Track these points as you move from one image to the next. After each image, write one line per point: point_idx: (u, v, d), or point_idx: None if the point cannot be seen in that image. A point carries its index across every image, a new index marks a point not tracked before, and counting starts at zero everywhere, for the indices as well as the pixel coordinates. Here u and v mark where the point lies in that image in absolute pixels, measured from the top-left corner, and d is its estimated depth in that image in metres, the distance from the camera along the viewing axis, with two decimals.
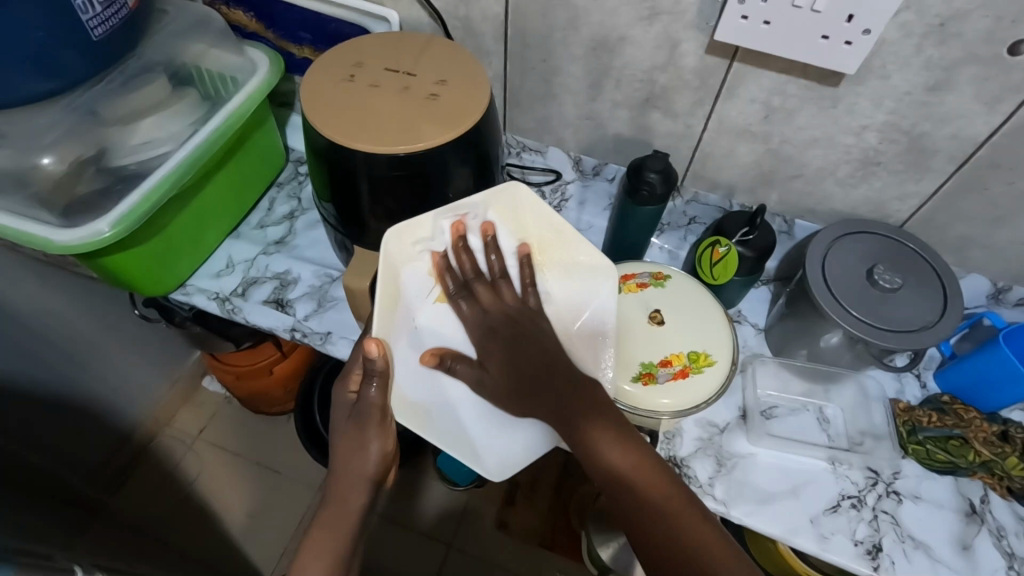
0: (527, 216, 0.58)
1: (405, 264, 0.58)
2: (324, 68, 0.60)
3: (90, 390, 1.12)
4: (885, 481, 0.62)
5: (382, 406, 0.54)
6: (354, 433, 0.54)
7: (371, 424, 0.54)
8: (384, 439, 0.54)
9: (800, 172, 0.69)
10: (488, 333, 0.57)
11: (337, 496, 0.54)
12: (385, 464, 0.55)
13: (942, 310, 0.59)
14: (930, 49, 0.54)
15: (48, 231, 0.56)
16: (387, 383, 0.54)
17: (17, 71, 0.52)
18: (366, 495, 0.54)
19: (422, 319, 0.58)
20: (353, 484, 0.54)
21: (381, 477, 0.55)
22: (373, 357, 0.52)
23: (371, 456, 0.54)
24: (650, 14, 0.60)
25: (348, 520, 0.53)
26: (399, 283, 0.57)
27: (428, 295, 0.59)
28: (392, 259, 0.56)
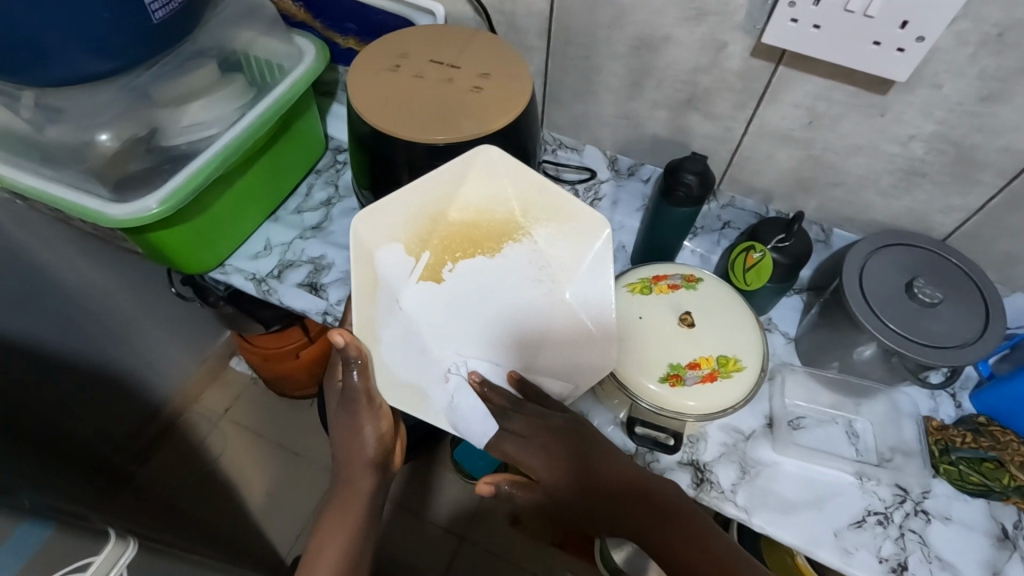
0: (501, 177, 0.56)
1: (381, 247, 0.55)
2: (371, 58, 0.61)
3: (124, 363, 1.16)
4: (914, 499, 0.61)
5: (367, 391, 0.53)
6: (350, 418, 0.55)
7: (362, 408, 0.54)
8: (378, 422, 0.56)
9: (842, 180, 0.68)
10: (545, 456, 0.54)
11: (347, 479, 0.56)
12: (384, 445, 0.57)
13: (984, 328, 0.57)
14: (986, 59, 0.53)
15: (100, 205, 0.59)
16: (368, 368, 0.53)
17: (80, 50, 0.54)
18: (373, 476, 0.57)
19: (405, 299, 0.57)
20: (358, 468, 0.56)
21: (383, 458, 0.58)
22: (342, 347, 0.50)
23: (368, 438, 0.56)
24: (697, 14, 0.60)
25: (359, 500, 0.55)
26: (376, 269, 0.55)
27: (411, 275, 0.57)
28: (366, 246, 0.53)
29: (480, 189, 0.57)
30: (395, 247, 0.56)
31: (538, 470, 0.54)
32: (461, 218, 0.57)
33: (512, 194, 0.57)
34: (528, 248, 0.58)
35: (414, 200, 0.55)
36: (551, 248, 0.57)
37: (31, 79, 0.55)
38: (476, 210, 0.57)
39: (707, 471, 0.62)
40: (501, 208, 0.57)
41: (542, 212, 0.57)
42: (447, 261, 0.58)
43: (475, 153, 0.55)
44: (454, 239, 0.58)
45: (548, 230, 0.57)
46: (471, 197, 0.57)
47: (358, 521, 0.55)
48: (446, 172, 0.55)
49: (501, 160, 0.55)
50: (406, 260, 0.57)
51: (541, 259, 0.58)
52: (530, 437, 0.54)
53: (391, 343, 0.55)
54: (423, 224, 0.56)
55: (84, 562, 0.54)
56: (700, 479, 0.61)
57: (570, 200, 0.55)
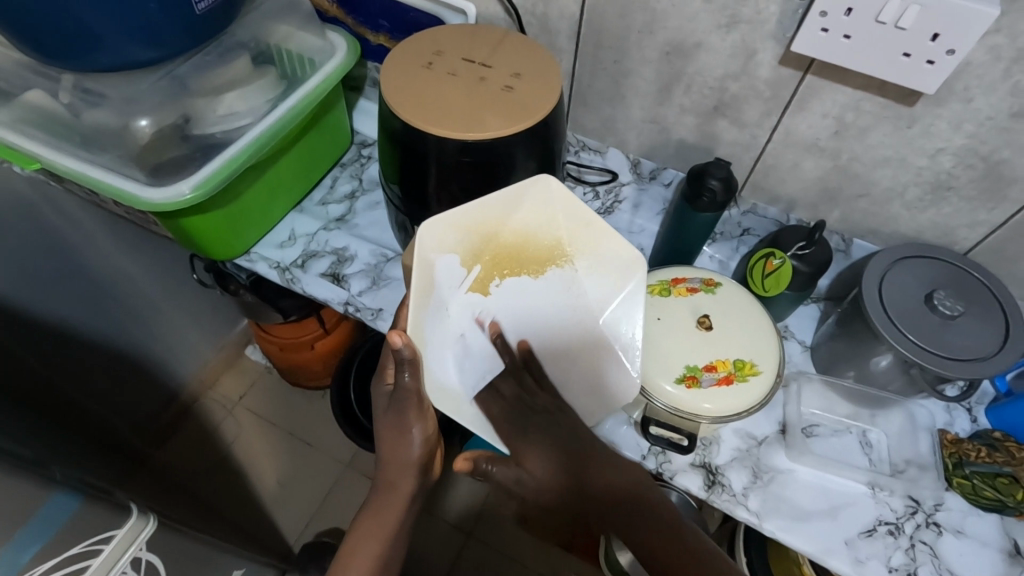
0: (556, 207, 0.57)
1: (438, 256, 0.55)
2: (404, 55, 0.62)
3: (145, 345, 1.18)
4: (925, 511, 0.61)
5: (418, 392, 0.54)
6: (396, 420, 0.56)
7: (410, 410, 0.55)
8: (425, 425, 0.56)
9: (866, 191, 0.68)
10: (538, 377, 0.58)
11: (387, 482, 0.57)
12: (428, 448, 0.58)
13: (1002, 342, 0.58)
14: (1019, 74, 0.53)
15: (137, 188, 0.60)
16: (419, 370, 0.53)
17: (127, 38, 0.55)
18: (413, 480, 0.57)
19: (452, 309, 0.57)
20: (400, 471, 0.57)
21: (425, 462, 0.58)
22: (398, 348, 0.50)
23: (413, 441, 0.56)
24: (729, 22, 0.60)
25: (397, 505, 0.57)
26: (432, 276, 0.55)
27: (461, 285, 0.57)
28: (424, 253, 0.54)
29: (535, 214, 0.57)
30: (450, 257, 0.56)
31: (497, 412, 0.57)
32: (514, 238, 0.57)
33: (564, 223, 0.57)
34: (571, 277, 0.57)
35: (472, 215, 0.56)
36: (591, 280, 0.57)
37: (78, 65, 0.57)
38: (529, 233, 0.57)
39: (719, 474, 0.62)
40: (550, 235, 0.58)
41: (587, 243, 0.57)
42: (495, 277, 0.57)
43: (535, 182, 0.56)
44: (507, 258, 0.57)
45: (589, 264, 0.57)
46: (525, 219, 0.57)
47: (395, 524, 0.57)
48: (505, 195, 0.56)
49: (562, 190, 0.56)
50: (458, 270, 0.56)
51: (578, 288, 0.57)
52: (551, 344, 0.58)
53: (437, 350, 0.56)
54: (478, 240, 0.56)
55: (107, 534, 0.57)
56: (712, 482, 0.61)
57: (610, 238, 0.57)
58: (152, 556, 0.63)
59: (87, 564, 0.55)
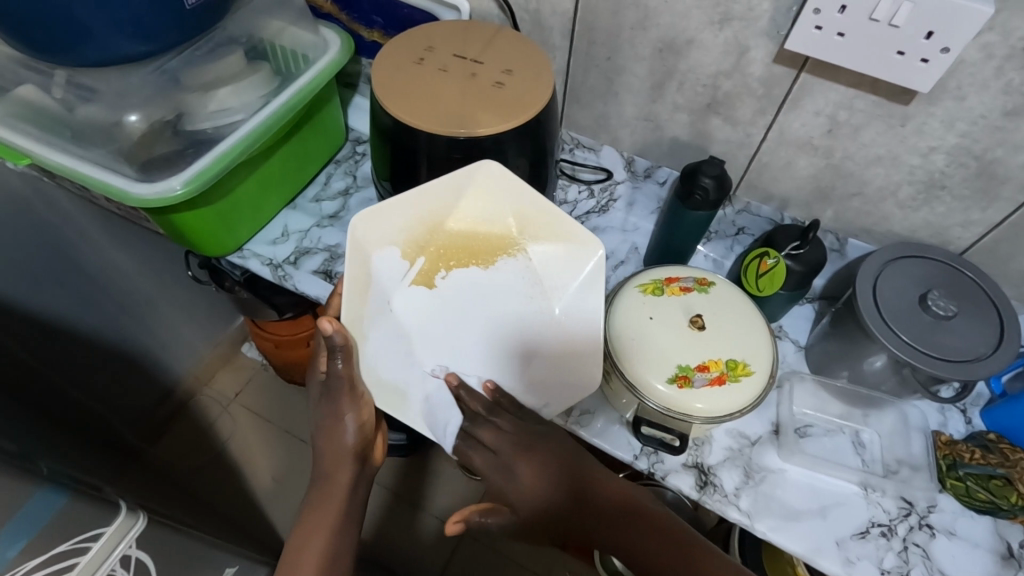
0: (500, 194, 0.59)
1: (379, 249, 0.59)
2: (396, 50, 0.62)
3: (140, 341, 1.18)
4: (919, 513, 0.60)
5: (351, 377, 0.54)
6: (330, 407, 0.55)
7: (342, 396, 0.55)
8: (358, 410, 0.55)
9: (860, 190, 0.68)
10: (507, 473, 0.53)
11: (326, 472, 0.55)
12: (365, 435, 0.56)
13: (997, 343, 0.57)
14: (1011, 72, 0.52)
15: (127, 183, 0.60)
16: (351, 354, 0.53)
17: (116, 32, 0.55)
18: (352, 468, 0.55)
19: (396, 301, 0.60)
20: (337, 460, 0.55)
21: (363, 450, 0.56)
22: (329, 334, 0.51)
23: (348, 428, 0.55)
24: (722, 19, 0.60)
25: (337, 493, 0.54)
26: (371, 270, 0.58)
27: (405, 277, 0.61)
28: (363, 247, 0.57)
29: (478, 203, 0.60)
30: (391, 250, 0.59)
31: (503, 486, 0.53)
32: (457, 228, 0.60)
33: (509, 212, 0.59)
34: (522, 265, 0.60)
35: (412, 209, 0.58)
36: (544, 263, 0.59)
37: (67, 60, 0.57)
38: (473, 221, 0.60)
39: (711, 474, 0.62)
40: (495, 223, 0.60)
41: (538, 227, 0.58)
42: (441, 269, 0.61)
43: (475, 167, 0.57)
44: (452, 249, 0.61)
45: (539, 247, 0.59)
46: (468, 208, 0.60)
47: (339, 515, 0.53)
48: (447, 185, 0.58)
49: (503, 172, 0.57)
50: (401, 263, 0.60)
51: (532, 275, 0.59)
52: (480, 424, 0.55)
53: (378, 340, 0.58)
54: (420, 232, 0.60)
55: (96, 532, 0.57)
56: (704, 482, 0.61)
57: (554, 211, 0.57)
58: (142, 553, 0.61)
59: (75, 561, 0.54)
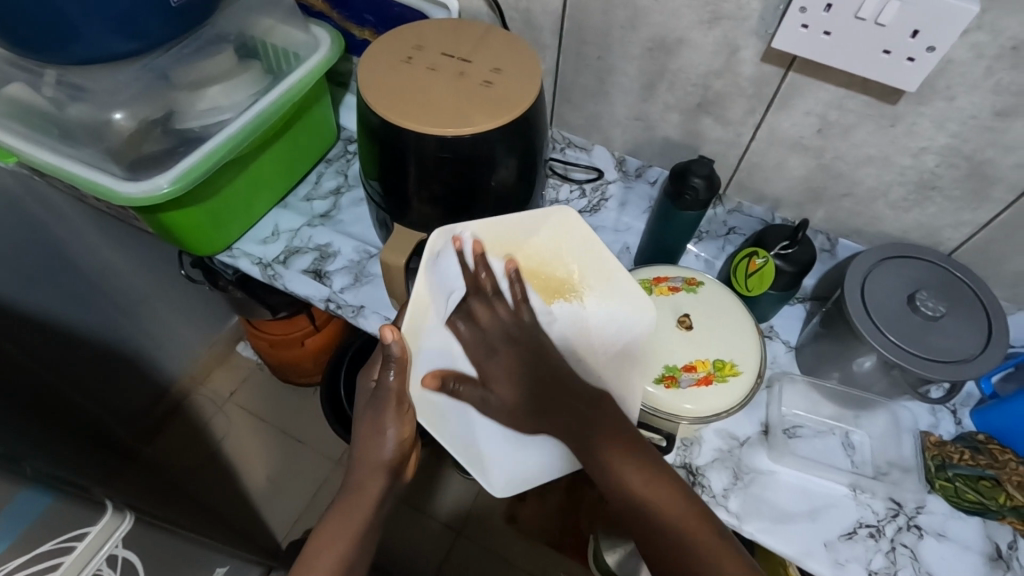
0: (569, 241, 0.59)
1: (446, 262, 0.57)
2: (384, 49, 0.62)
3: (133, 340, 1.18)
4: (907, 514, 0.60)
5: (399, 392, 0.54)
6: (373, 417, 0.56)
7: (388, 408, 0.55)
8: (401, 426, 0.56)
9: (851, 190, 0.68)
10: (488, 352, 0.57)
11: (356, 482, 0.56)
12: (402, 450, 0.57)
13: (986, 343, 0.57)
14: (1001, 72, 0.52)
15: (113, 182, 0.60)
16: (405, 368, 0.54)
17: (103, 29, 0.55)
18: (384, 480, 0.56)
19: (455, 320, 0.58)
20: (371, 470, 0.56)
21: (396, 464, 0.57)
22: (388, 343, 0.52)
23: (388, 441, 0.56)
24: (711, 18, 0.60)
25: (365, 504, 0.55)
26: (436, 284, 0.57)
27: (464, 299, 0.58)
28: (432, 254, 0.56)
29: (550, 244, 0.59)
30: (463, 267, 0.57)
31: (484, 367, 0.57)
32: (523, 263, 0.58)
33: (574, 258, 0.59)
34: (576, 309, 0.58)
35: (485, 231, 0.57)
36: (601, 316, 0.58)
37: (54, 57, 0.56)
38: (540, 261, 0.58)
39: (700, 475, 0.61)
40: (559, 267, 0.59)
41: (600, 280, 0.59)
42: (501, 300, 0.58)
43: (554, 211, 0.59)
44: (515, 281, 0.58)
45: (601, 299, 0.58)
46: (541, 244, 0.59)
47: (364, 525, 0.54)
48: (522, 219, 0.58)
49: (581, 221, 0.59)
50: (463, 284, 0.58)
51: (584, 319, 0.58)
52: (490, 326, 0.58)
53: (428, 358, 0.57)
54: (488, 257, 0.58)
55: (81, 531, 0.57)
56: (692, 483, 0.61)
57: (621, 272, 0.59)
58: (130, 554, 0.62)
59: (59, 561, 0.55)
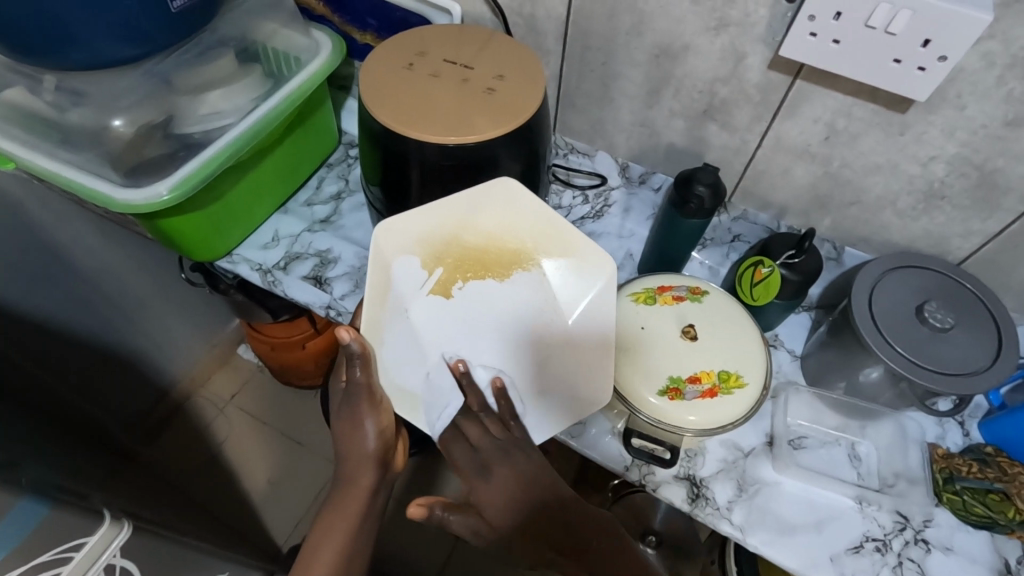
0: (520, 211, 0.57)
1: (397, 259, 0.56)
2: (386, 55, 0.61)
3: (133, 343, 1.17)
4: (914, 528, 0.59)
5: (369, 385, 0.53)
6: (349, 414, 0.54)
7: (362, 403, 0.54)
8: (378, 416, 0.54)
9: (858, 199, 0.67)
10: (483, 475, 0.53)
11: (348, 476, 0.54)
12: (385, 441, 0.55)
13: (996, 355, 0.56)
14: (1013, 82, 0.51)
15: (112, 189, 0.59)
16: (371, 363, 0.53)
17: (101, 35, 0.54)
18: (373, 474, 0.54)
19: (414, 311, 0.57)
20: (358, 465, 0.54)
21: (383, 456, 0.55)
22: (346, 342, 0.51)
23: (368, 434, 0.54)
24: (718, 24, 0.59)
25: (359, 497, 0.53)
26: (389, 278, 0.56)
27: (422, 287, 0.57)
28: (382, 254, 0.56)
29: (500, 218, 0.57)
30: (409, 259, 0.57)
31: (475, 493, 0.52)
32: (476, 241, 0.57)
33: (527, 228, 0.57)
34: (536, 281, 0.57)
35: (432, 219, 0.57)
36: (561, 280, 0.57)
37: (52, 63, 0.56)
38: (492, 235, 0.57)
39: (704, 486, 0.61)
40: (514, 238, 0.57)
41: (550, 243, 0.57)
42: (457, 279, 0.57)
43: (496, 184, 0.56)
44: (468, 261, 0.57)
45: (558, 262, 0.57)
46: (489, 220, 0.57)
47: (361, 515, 0.53)
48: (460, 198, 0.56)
49: (524, 191, 0.56)
50: (419, 272, 0.57)
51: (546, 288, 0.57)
52: (482, 445, 0.54)
53: (395, 348, 0.56)
54: (440, 243, 0.57)
55: (79, 541, 0.57)
56: (696, 495, 0.60)
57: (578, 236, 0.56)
58: (126, 563, 0.62)
59: (56, 572, 0.54)
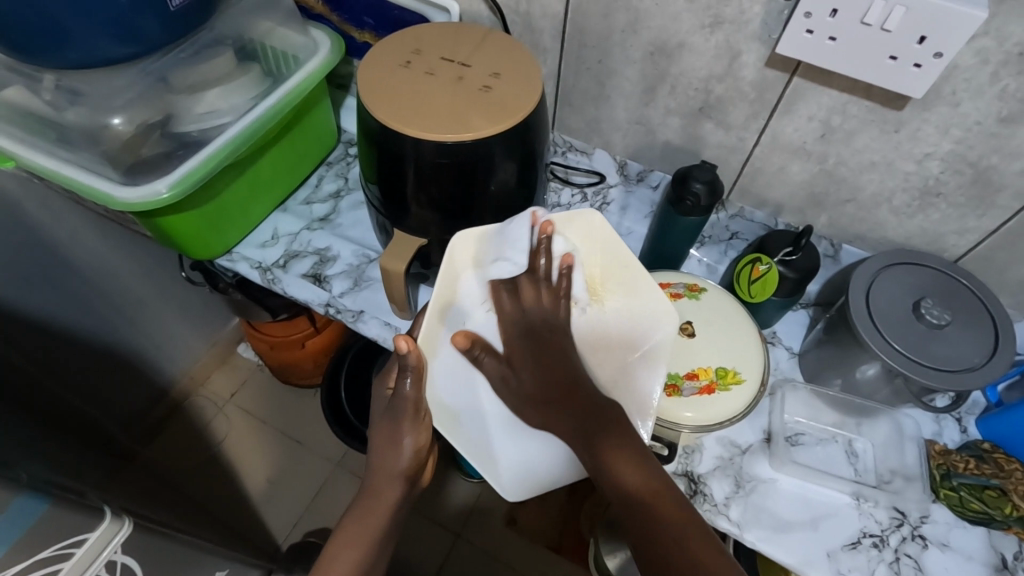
0: (596, 245, 0.57)
1: (466, 272, 0.57)
2: (383, 53, 0.61)
3: (132, 341, 1.17)
4: (911, 524, 0.60)
5: (416, 401, 0.54)
6: (391, 425, 0.54)
7: (406, 417, 0.54)
8: (417, 434, 0.54)
9: (854, 196, 0.67)
10: (529, 335, 0.56)
11: (374, 488, 0.53)
12: (418, 459, 0.55)
13: (992, 352, 0.56)
14: (1007, 78, 0.51)
15: (110, 188, 0.59)
16: (421, 377, 0.54)
17: (100, 34, 0.54)
18: (401, 489, 0.54)
19: (473, 325, 0.57)
20: (387, 477, 0.53)
21: (414, 473, 0.55)
22: (404, 353, 0.51)
23: (404, 451, 0.54)
24: (713, 22, 0.59)
25: (383, 512, 0.53)
26: (456, 289, 0.57)
27: (484, 304, 0.58)
28: (454, 262, 0.57)
29: (574, 247, 0.56)
30: (477, 275, 0.57)
31: (513, 352, 0.56)
32: (544, 270, 0.57)
33: (599, 260, 0.57)
34: (596, 316, 0.57)
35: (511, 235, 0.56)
36: (619, 317, 0.58)
37: (50, 62, 0.56)
38: (563, 265, 0.57)
39: (701, 483, 0.61)
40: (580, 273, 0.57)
41: (617, 283, 0.58)
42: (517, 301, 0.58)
43: (583, 212, 0.55)
44: (533, 285, 0.57)
45: (621, 300, 0.58)
46: (564, 250, 0.56)
47: (380, 532, 0.52)
48: (553, 215, 0.55)
49: (609, 224, 0.56)
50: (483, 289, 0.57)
51: (601, 327, 0.57)
52: (529, 313, 0.56)
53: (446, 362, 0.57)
54: None
55: (81, 538, 0.57)
56: (694, 491, 0.60)
57: (645, 279, 0.57)
58: (128, 559, 0.62)
59: (58, 568, 0.54)
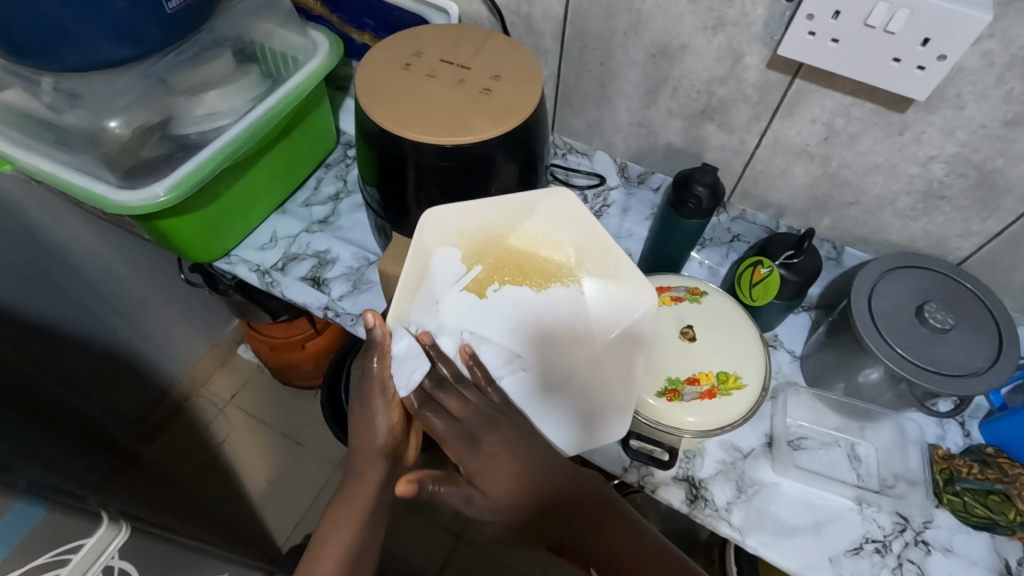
0: (567, 224, 0.57)
1: (438, 249, 0.56)
2: (382, 55, 0.61)
3: (132, 343, 1.17)
4: (914, 529, 0.59)
5: (383, 378, 0.54)
6: (363, 406, 0.55)
7: (376, 396, 0.55)
8: (389, 412, 0.55)
9: (857, 199, 0.67)
10: (472, 443, 0.54)
11: (356, 471, 0.55)
12: (396, 437, 0.56)
13: (996, 357, 0.56)
14: (1013, 81, 0.51)
15: (108, 191, 0.59)
16: (387, 356, 0.54)
17: (97, 36, 0.54)
18: (383, 467, 0.55)
19: (445, 306, 0.57)
20: (368, 458, 0.55)
21: (393, 450, 0.56)
22: (371, 328, 0.51)
23: (378, 427, 0.55)
24: (715, 24, 0.59)
25: (367, 493, 0.54)
26: (428, 267, 0.56)
27: (456, 283, 0.57)
28: (423, 243, 0.55)
29: (545, 226, 0.57)
30: (450, 252, 0.57)
31: (467, 459, 0.54)
32: (520, 246, 0.57)
33: (570, 241, 0.57)
34: (573, 296, 0.57)
35: (481, 216, 0.57)
36: (598, 302, 0.57)
37: (46, 65, 0.55)
38: (537, 243, 0.57)
39: (703, 487, 0.60)
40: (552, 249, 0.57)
41: (594, 263, 0.57)
42: (494, 281, 0.57)
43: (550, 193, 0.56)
44: (507, 264, 0.57)
45: (599, 285, 0.56)
46: (540, 227, 0.57)
47: (367, 510, 0.53)
48: (519, 199, 0.56)
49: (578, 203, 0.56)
50: (458, 267, 0.57)
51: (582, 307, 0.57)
52: (467, 416, 0.55)
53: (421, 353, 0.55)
54: (482, 242, 0.57)
55: (77, 544, 0.57)
56: (695, 496, 0.60)
57: (623, 260, 0.56)
58: (125, 565, 0.62)
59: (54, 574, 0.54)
